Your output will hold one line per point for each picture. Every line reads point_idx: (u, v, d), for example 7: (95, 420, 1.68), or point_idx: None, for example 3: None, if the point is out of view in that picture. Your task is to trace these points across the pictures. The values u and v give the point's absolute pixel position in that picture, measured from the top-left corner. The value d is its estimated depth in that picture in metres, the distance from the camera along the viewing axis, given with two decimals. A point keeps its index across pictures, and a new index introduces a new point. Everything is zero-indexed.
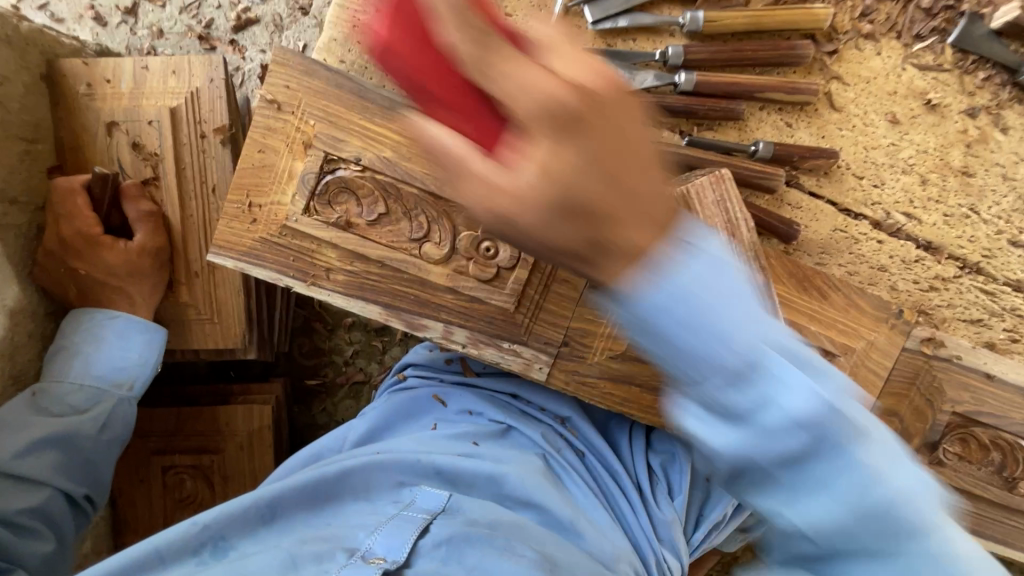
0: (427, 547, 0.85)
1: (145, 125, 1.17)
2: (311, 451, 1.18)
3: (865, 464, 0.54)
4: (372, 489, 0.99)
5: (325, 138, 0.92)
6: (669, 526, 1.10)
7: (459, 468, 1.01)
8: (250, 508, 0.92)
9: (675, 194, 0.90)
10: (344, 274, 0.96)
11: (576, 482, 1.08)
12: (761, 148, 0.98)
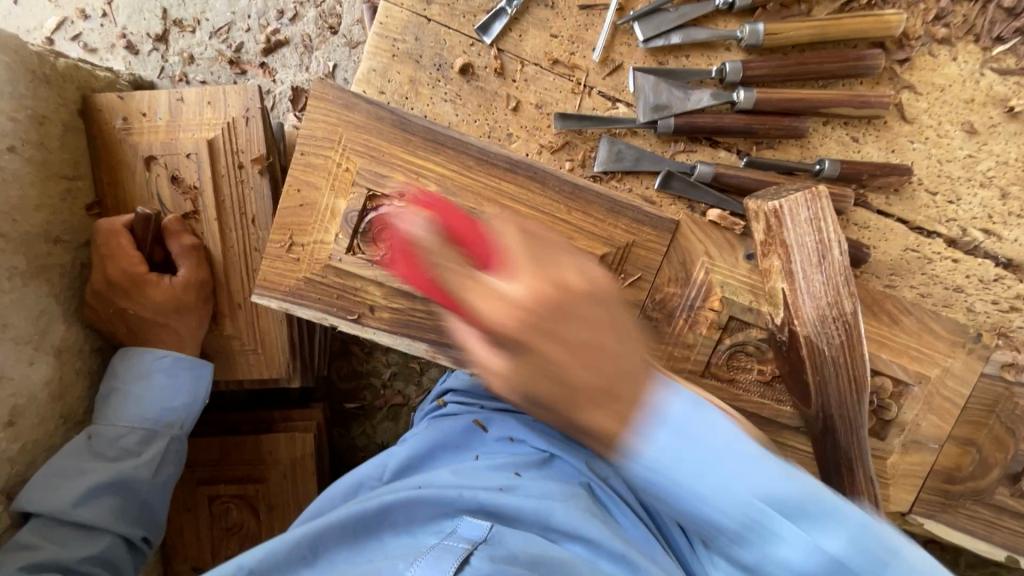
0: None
1: (182, 158, 1.15)
2: (350, 483, 1.15)
3: (795, 539, 0.58)
4: (411, 524, 0.98)
5: (367, 173, 0.89)
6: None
7: (503, 503, 0.98)
8: (290, 548, 0.93)
9: (761, 208, 0.85)
10: (390, 312, 0.93)
11: (624, 513, 1.04)
12: (827, 167, 0.92)
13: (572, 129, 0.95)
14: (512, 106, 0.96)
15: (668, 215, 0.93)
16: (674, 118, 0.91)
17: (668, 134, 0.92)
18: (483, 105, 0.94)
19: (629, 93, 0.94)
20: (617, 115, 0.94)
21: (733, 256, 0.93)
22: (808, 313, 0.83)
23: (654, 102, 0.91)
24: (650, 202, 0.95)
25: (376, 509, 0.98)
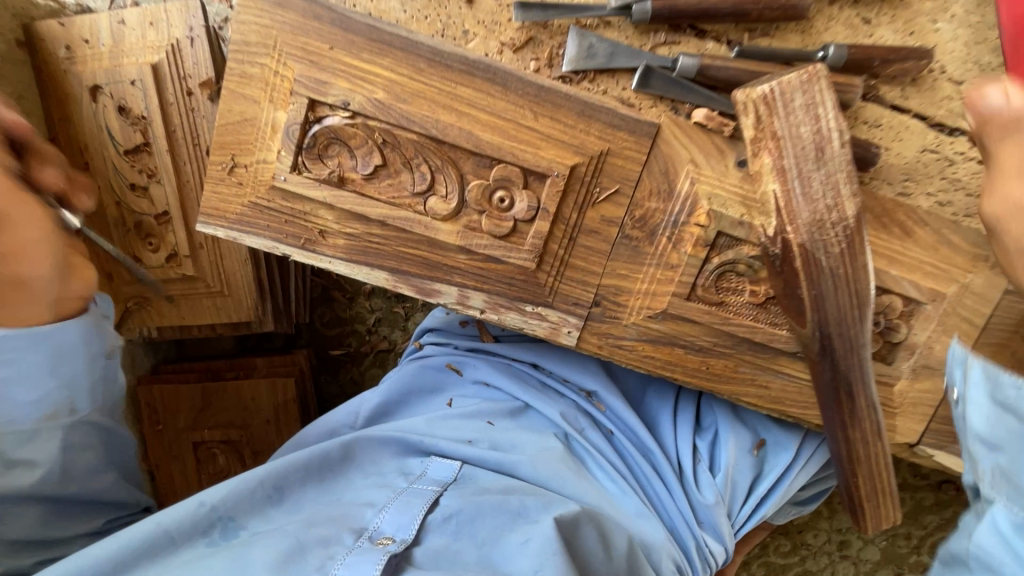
0: (437, 520, 0.84)
1: (128, 85, 1.07)
2: (322, 423, 1.13)
3: None
4: (375, 469, 0.99)
5: (306, 80, 0.80)
6: (710, 509, 1.04)
7: (468, 452, 0.99)
8: (256, 488, 0.87)
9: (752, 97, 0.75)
10: (345, 238, 0.86)
11: (601, 466, 1.03)
12: (831, 53, 0.80)
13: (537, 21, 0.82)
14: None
15: (648, 117, 0.83)
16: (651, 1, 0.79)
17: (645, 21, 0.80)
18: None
19: None
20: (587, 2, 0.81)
21: (724, 162, 0.84)
22: (805, 217, 0.77)
23: None
24: (628, 105, 0.84)
25: (342, 449, 0.98)
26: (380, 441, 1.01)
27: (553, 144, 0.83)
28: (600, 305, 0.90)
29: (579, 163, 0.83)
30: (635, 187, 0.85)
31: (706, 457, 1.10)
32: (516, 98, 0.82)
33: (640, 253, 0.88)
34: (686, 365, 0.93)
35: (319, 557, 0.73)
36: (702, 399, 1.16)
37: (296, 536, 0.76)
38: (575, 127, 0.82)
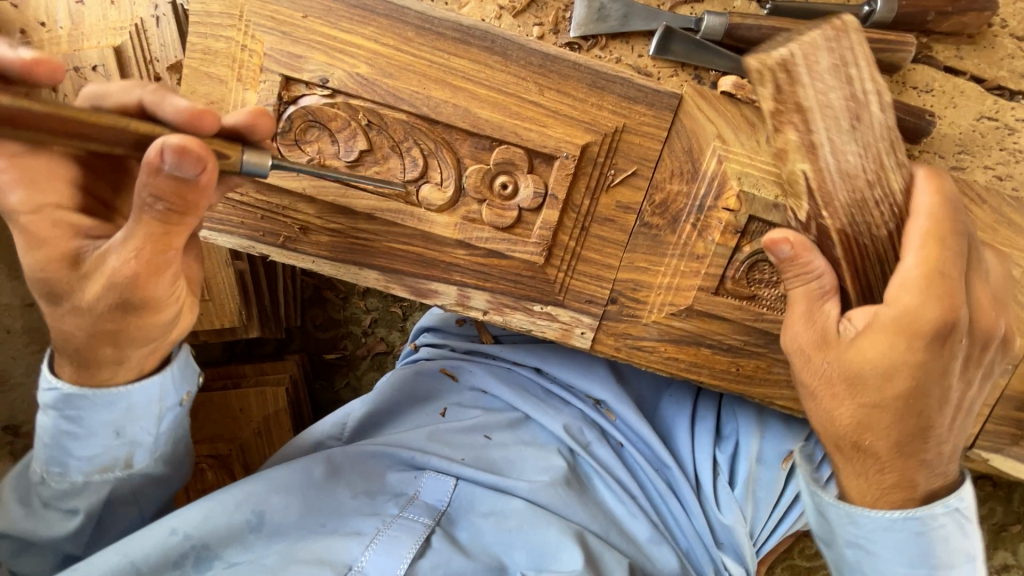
0: (423, 565, 0.82)
1: (89, 71, 0.97)
2: (310, 432, 1.05)
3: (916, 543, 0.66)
4: (369, 487, 0.92)
5: (278, 54, 0.70)
6: (730, 529, 0.93)
7: (465, 472, 0.93)
8: (234, 514, 0.82)
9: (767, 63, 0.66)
10: (329, 234, 0.77)
11: (609, 486, 0.95)
12: (879, 6, 0.70)
13: None
14: None
15: (669, 87, 0.73)
16: None
17: None
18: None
19: None
20: None
21: (755, 138, 0.74)
22: (843, 198, 0.67)
23: None
24: (645, 75, 0.74)
25: (327, 467, 0.91)
26: (365, 462, 0.94)
27: (561, 121, 0.73)
28: (617, 303, 0.80)
29: (591, 142, 0.73)
30: (654, 167, 0.76)
31: (726, 470, 0.97)
32: (517, 68, 0.71)
33: (661, 244, 0.78)
34: (712, 367, 0.83)
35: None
36: (723, 403, 1.03)
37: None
38: (586, 101, 0.72)
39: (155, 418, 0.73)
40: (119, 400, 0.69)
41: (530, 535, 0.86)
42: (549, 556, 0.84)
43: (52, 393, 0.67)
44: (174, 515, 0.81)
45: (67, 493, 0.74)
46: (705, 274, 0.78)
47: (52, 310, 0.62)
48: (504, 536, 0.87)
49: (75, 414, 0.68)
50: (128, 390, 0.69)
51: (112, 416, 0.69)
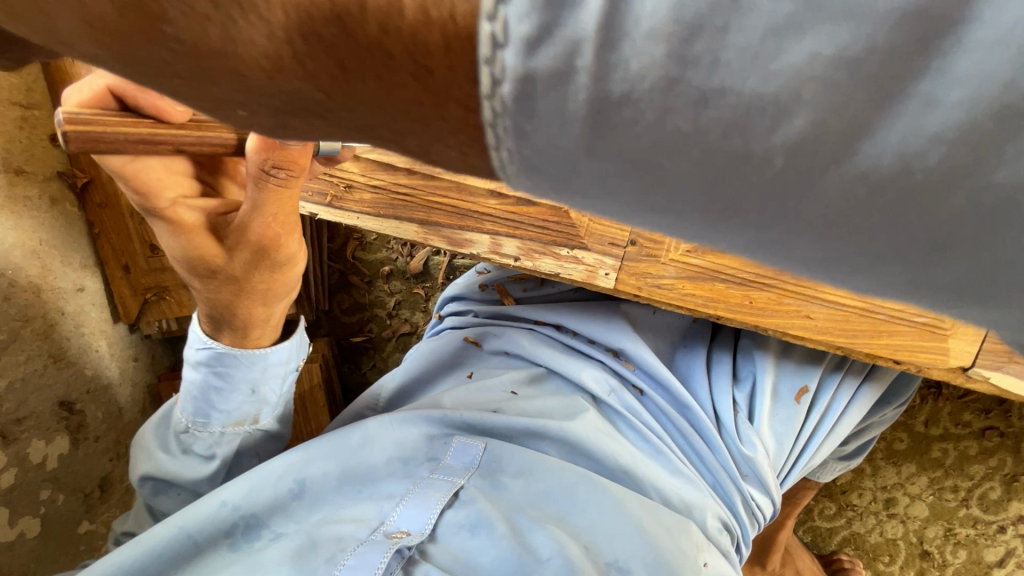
0: (451, 516, 0.84)
1: None
2: (354, 407, 1.13)
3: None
4: (399, 446, 0.94)
5: None
6: (753, 461, 0.98)
7: (496, 425, 0.95)
8: (275, 484, 0.88)
9: None
10: (373, 192, 0.85)
11: (633, 429, 0.98)
12: None
13: None
14: None
15: None
16: None
17: None
18: None
19: None
20: None
21: None
22: None
23: None
24: None
25: (359, 433, 0.94)
26: (383, 433, 0.94)
27: None
28: (635, 245, 0.88)
29: None
30: None
31: (746, 408, 1.02)
32: None
33: None
34: (727, 301, 0.90)
35: (331, 551, 0.78)
36: (738, 349, 1.08)
37: (309, 536, 0.81)
38: None
39: (280, 379, 0.90)
40: (258, 363, 0.85)
41: (551, 482, 0.89)
42: (570, 498, 0.87)
43: (204, 363, 0.84)
44: (223, 488, 0.87)
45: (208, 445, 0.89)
46: None
47: (200, 280, 0.77)
48: (536, 483, 0.89)
49: (229, 374, 0.84)
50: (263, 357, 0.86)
51: (252, 374, 0.86)
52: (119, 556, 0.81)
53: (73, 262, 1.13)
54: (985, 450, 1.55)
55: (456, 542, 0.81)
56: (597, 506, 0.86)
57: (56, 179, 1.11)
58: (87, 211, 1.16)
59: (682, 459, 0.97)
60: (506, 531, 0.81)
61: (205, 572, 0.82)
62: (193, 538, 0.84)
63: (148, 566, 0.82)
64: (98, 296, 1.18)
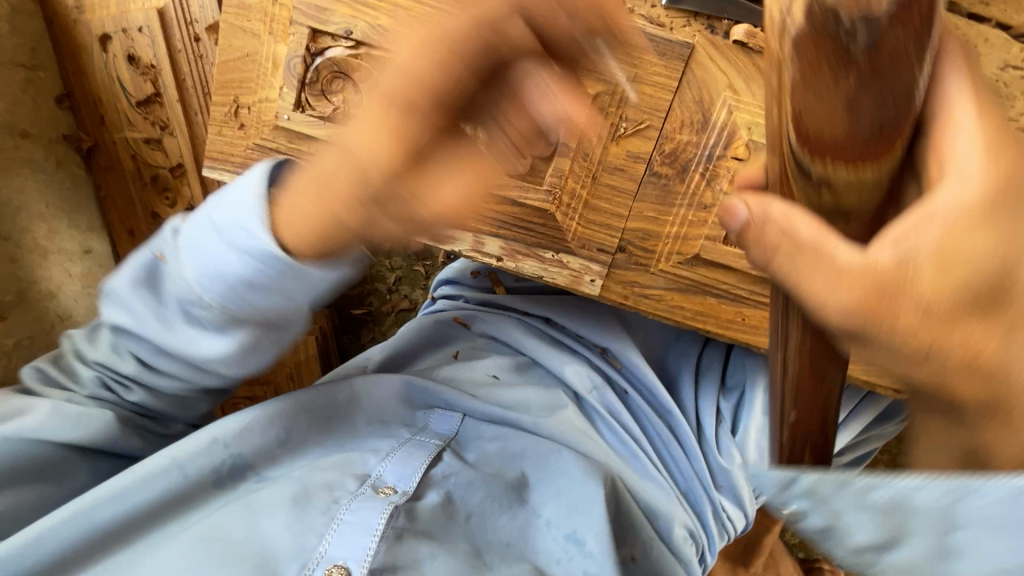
0: (439, 476, 0.79)
1: (135, 32, 1.04)
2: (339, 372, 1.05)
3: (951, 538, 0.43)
4: (384, 407, 0.90)
5: (307, 7, 0.74)
6: (728, 472, 0.94)
7: (471, 405, 0.90)
8: (268, 425, 0.82)
9: None
10: None
11: (611, 430, 0.92)
12: None
13: None
14: None
15: (681, 40, 0.74)
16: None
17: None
18: None
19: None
20: None
21: (765, 88, 0.75)
22: None
23: None
24: (658, 25, 0.75)
25: (346, 393, 0.89)
26: (376, 391, 0.90)
27: (572, 71, 0.75)
28: (625, 252, 0.83)
29: (602, 92, 0.76)
30: (665, 118, 0.78)
31: (729, 418, 0.99)
32: None
33: (669, 194, 0.80)
34: (719, 317, 0.84)
35: (325, 503, 0.73)
36: (731, 356, 1.04)
37: (302, 481, 0.76)
38: (597, 51, 0.75)
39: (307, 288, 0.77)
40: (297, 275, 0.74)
41: (530, 460, 0.85)
42: (549, 484, 0.83)
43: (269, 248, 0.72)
44: (214, 425, 0.80)
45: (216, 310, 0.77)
46: (712, 223, 0.80)
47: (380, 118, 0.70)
48: (524, 459, 0.86)
49: (259, 273, 0.73)
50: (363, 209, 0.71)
51: (292, 297, 0.75)
52: (107, 487, 0.74)
53: (79, 224, 1.15)
54: None
55: (440, 503, 0.76)
56: (562, 479, 0.83)
57: (62, 142, 1.13)
58: (94, 174, 1.18)
59: (660, 464, 0.93)
60: (480, 510, 0.78)
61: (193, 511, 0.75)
62: (183, 471, 0.76)
63: (133, 497, 0.74)
64: (105, 258, 1.21)
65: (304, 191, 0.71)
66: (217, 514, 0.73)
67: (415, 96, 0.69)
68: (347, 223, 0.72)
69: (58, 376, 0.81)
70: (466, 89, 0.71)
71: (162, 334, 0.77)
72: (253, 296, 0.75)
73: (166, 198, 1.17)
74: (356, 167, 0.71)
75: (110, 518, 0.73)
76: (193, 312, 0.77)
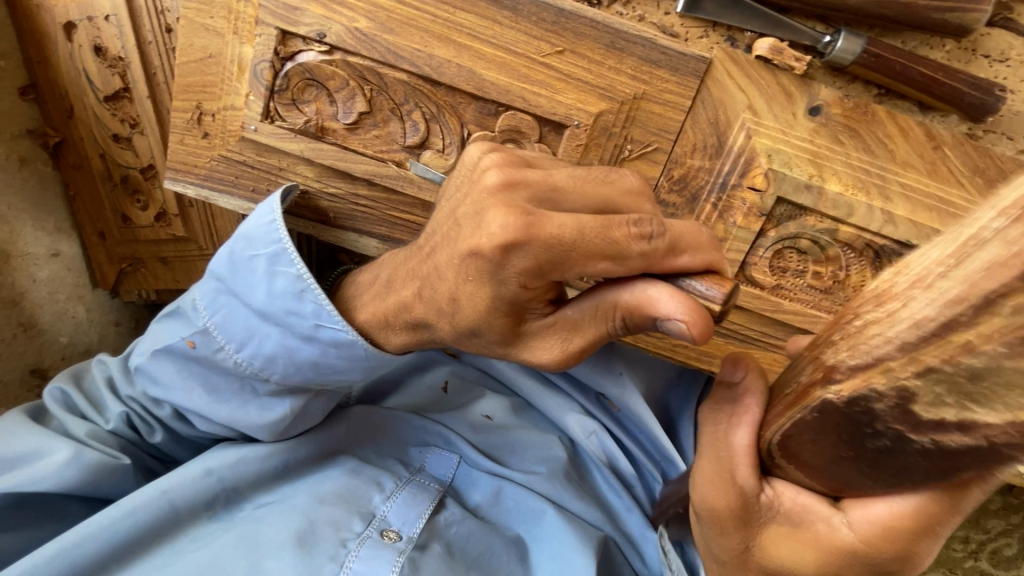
0: (444, 522, 0.74)
1: (102, 21, 0.96)
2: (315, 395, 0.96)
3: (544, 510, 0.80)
4: (388, 435, 0.84)
5: (274, 4, 0.65)
6: None
7: (467, 449, 0.83)
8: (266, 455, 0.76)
9: (897, 77, 0.63)
10: (328, 198, 0.74)
11: (608, 480, 0.84)
12: (839, 43, 0.63)
13: None
14: None
15: (697, 53, 0.66)
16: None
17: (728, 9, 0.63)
18: None
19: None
20: None
21: (791, 110, 0.67)
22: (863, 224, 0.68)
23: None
24: (672, 36, 0.66)
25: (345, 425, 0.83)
26: (381, 423, 0.85)
27: (573, 85, 0.67)
28: None
29: (605, 110, 0.68)
30: (675, 141, 0.69)
31: None
32: (527, 26, 0.65)
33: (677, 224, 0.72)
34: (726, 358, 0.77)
35: (332, 544, 0.68)
36: None
37: (307, 513, 0.70)
38: (602, 64, 0.66)
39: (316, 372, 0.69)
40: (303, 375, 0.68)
41: (525, 514, 0.79)
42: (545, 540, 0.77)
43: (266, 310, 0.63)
44: (208, 455, 0.74)
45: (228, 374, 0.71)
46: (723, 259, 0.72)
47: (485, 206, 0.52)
48: (519, 511, 0.80)
49: (332, 355, 0.66)
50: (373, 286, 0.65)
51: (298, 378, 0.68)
52: (94, 521, 0.68)
53: (46, 225, 1.08)
54: (1009, 506, 1.24)
55: (444, 555, 0.70)
56: (552, 544, 0.75)
57: (27, 137, 1.04)
58: (62, 171, 1.10)
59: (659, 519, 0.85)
60: (488, 557, 0.74)
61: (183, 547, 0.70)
62: (174, 503, 0.71)
63: (125, 530, 0.68)
64: (75, 261, 1.14)
65: (402, 277, 0.61)
66: (213, 551, 0.67)
67: (565, 192, 0.51)
68: (439, 329, 0.58)
69: (84, 406, 0.77)
70: (571, 178, 0.52)
71: (220, 409, 0.71)
72: (288, 370, 0.67)
73: (138, 201, 1.11)
74: (454, 321, 0.56)
75: (93, 555, 0.67)
76: (256, 389, 0.70)
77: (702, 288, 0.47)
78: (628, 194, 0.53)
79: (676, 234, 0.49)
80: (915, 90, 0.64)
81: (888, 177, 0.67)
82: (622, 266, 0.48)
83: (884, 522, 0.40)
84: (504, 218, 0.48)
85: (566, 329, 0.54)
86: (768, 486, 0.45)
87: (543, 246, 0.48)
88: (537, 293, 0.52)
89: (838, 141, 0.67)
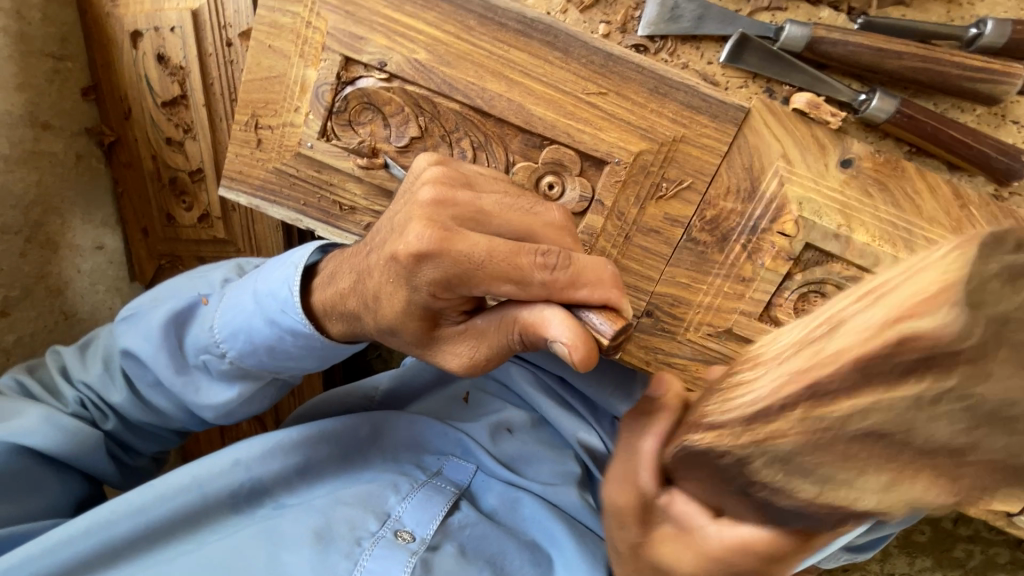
0: (455, 526, 0.75)
1: (167, 32, 1.01)
2: (337, 391, 0.94)
3: (539, 521, 0.79)
4: (403, 441, 0.85)
5: (342, 33, 0.70)
6: None
7: (483, 459, 0.83)
8: (286, 454, 0.78)
9: (929, 137, 0.67)
10: (370, 213, 0.77)
11: None
12: (874, 101, 0.66)
13: (672, 34, 0.69)
14: (620, 28, 0.70)
15: (736, 102, 0.69)
16: (778, 50, 0.67)
17: (768, 65, 0.68)
18: (592, 19, 0.69)
19: (707, 47, 0.69)
20: (688, 27, 0.68)
21: (823, 160, 0.69)
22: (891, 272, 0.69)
23: (767, 49, 0.67)
24: (713, 84, 0.70)
25: (368, 427, 0.83)
26: (406, 428, 0.85)
27: (617, 125, 0.70)
28: (651, 316, 0.76)
29: (645, 149, 0.71)
30: (710, 181, 0.72)
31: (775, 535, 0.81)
32: (577, 67, 0.69)
33: (706, 262, 0.74)
34: None
35: (348, 543, 0.70)
36: None
37: (325, 513, 0.73)
38: (645, 106, 0.70)
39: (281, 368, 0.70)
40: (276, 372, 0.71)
41: (542, 526, 0.78)
42: (555, 553, 0.76)
43: (251, 300, 0.66)
44: (236, 445, 0.77)
45: (202, 365, 0.72)
46: (749, 299, 0.73)
47: (428, 210, 0.50)
48: (536, 522, 0.79)
49: (287, 340, 0.65)
50: (317, 273, 0.64)
51: (259, 365, 0.69)
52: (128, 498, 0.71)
53: (92, 219, 1.13)
54: (1018, 561, 1.13)
55: (455, 560, 0.71)
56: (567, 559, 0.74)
57: (84, 135, 1.10)
58: (113, 169, 1.16)
59: None
60: (500, 561, 0.73)
61: (203, 535, 0.72)
62: (202, 489, 0.74)
63: (152, 512, 0.71)
64: (117, 255, 1.18)
65: (342, 269, 0.60)
66: (236, 540, 0.70)
67: (491, 215, 0.50)
68: (364, 323, 0.58)
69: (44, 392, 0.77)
70: (499, 204, 0.51)
71: (176, 379, 0.72)
72: (245, 347, 0.68)
73: (183, 202, 1.15)
74: (376, 318, 0.55)
75: (127, 531, 0.70)
76: (214, 366, 0.71)
77: (597, 323, 0.47)
78: (549, 228, 0.51)
79: (579, 267, 0.48)
80: (945, 150, 0.67)
81: (914, 232, 0.70)
82: (524, 290, 0.48)
83: (743, 538, 0.38)
84: (421, 235, 0.49)
85: (476, 337, 0.53)
86: (666, 491, 0.43)
87: (452, 261, 0.48)
88: (451, 303, 0.52)
89: (867, 193, 0.69)
